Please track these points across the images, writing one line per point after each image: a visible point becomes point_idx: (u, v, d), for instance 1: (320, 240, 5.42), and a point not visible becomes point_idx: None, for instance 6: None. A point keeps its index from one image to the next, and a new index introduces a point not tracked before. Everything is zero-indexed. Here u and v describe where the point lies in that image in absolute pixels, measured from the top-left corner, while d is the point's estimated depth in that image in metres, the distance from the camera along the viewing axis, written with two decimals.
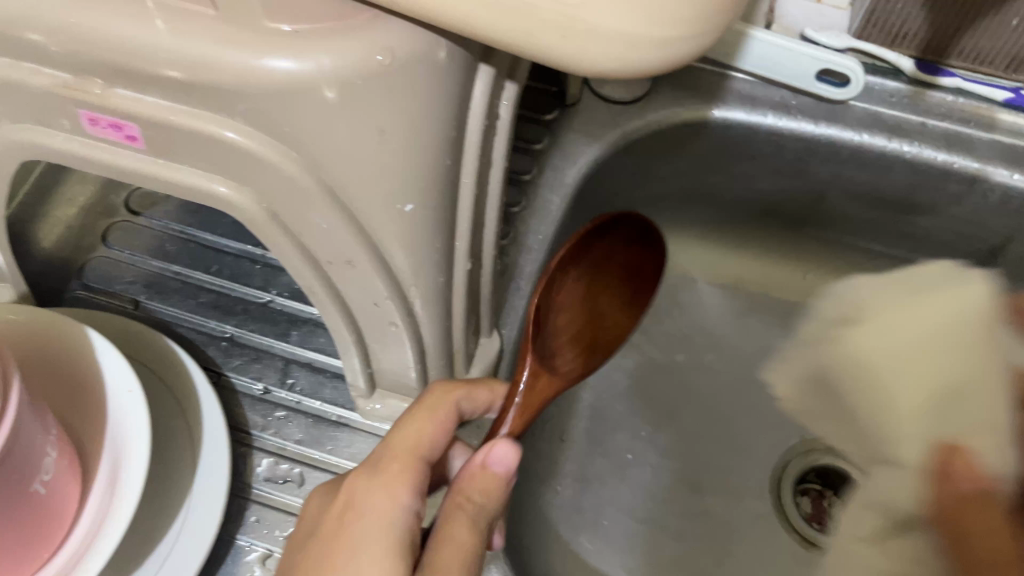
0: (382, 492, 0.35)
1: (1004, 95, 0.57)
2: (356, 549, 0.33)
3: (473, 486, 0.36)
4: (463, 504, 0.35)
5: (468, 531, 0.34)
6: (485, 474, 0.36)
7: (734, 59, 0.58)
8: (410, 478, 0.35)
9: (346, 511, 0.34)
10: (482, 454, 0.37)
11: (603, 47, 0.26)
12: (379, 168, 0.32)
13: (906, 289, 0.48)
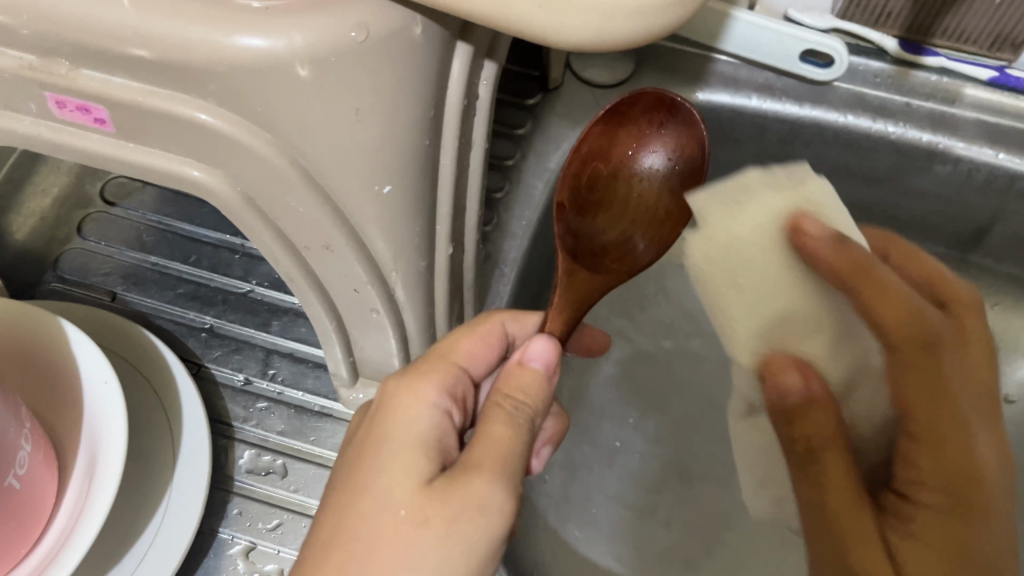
0: (421, 396, 0.35)
1: (988, 74, 0.56)
2: (386, 440, 0.33)
3: (513, 381, 0.35)
4: (500, 399, 0.34)
5: (505, 426, 0.33)
6: (524, 371, 0.35)
7: (718, 41, 0.58)
8: (444, 380, 0.36)
9: (381, 416, 0.34)
10: (520, 354, 0.36)
11: (582, 19, 0.25)
12: (355, 149, 0.31)
13: (730, 200, 0.39)
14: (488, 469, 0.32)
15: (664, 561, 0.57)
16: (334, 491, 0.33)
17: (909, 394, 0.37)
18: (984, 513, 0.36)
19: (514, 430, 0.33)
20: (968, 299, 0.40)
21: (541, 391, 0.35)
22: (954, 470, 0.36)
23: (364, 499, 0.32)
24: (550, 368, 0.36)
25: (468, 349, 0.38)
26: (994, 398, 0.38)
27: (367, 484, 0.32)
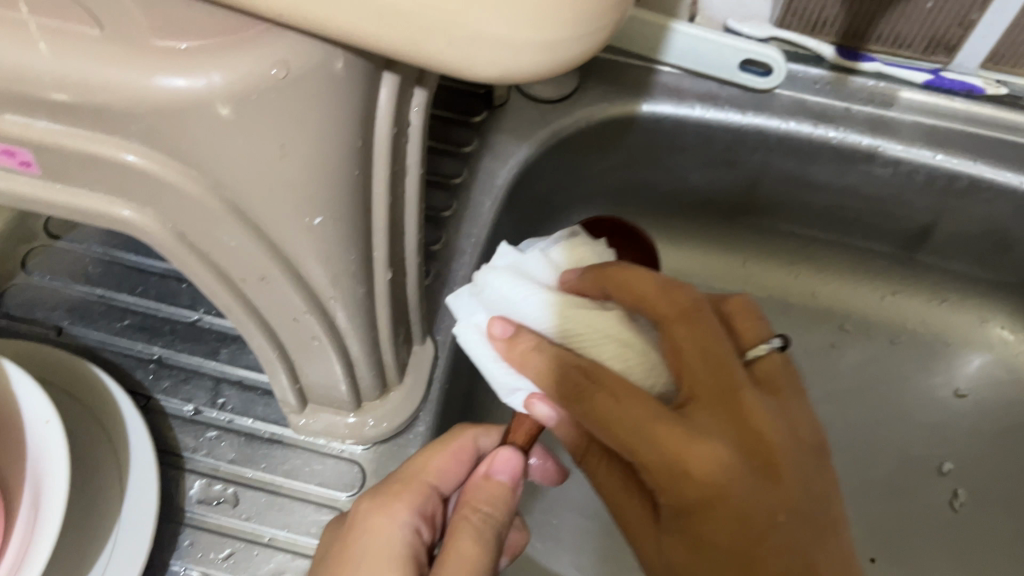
0: (394, 518, 0.38)
1: (924, 77, 0.58)
2: (358, 564, 0.37)
3: (482, 499, 0.39)
4: (469, 515, 0.38)
5: (473, 546, 0.37)
6: (491, 485, 0.39)
7: (659, 53, 0.59)
8: (411, 500, 0.39)
9: (356, 538, 0.37)
10: (488, 467, 0.40)
11: (491, 52, 0.26)
12: (284, 183, 0.32)
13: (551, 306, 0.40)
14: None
15: (625, 567, 0.58)
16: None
17: (619, 428, 0.34)
18: (717, 503, 0.33)
19: (482, 549, 0.37)
20: (681, 308, 0.36)
21: (506, 504, 0.39)
22: (684, 485, 0.33)
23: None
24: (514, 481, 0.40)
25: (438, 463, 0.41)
26: (723, 385, 0.34)
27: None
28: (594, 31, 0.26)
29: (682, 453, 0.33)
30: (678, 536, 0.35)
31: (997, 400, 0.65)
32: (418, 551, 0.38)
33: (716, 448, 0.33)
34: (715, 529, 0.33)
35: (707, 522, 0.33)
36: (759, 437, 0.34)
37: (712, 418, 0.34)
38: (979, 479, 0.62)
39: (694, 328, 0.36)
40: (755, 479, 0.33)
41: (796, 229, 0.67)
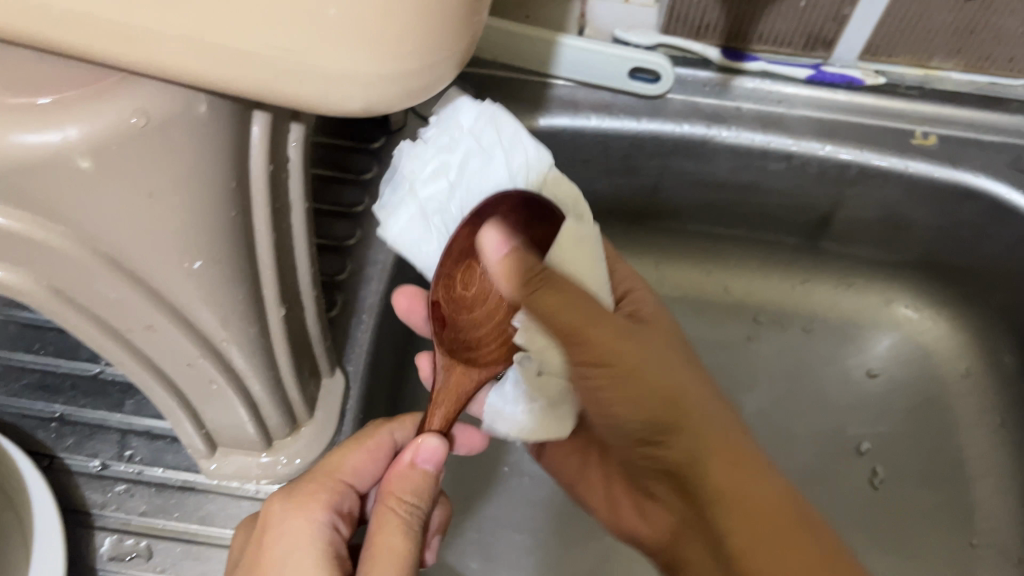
0: (311, 519, 0.39)
1: (806, 73, 0.60)
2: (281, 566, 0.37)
3: (406, 487, 0.40)
4: (393, 505, 0.39)
5: (399, 532, 0.38)
6: (415, 473, 0.40)
7: (551, 67, 0.60)
8: (325, 501, 0.40)
9: (277, 532, 0.38)
10: (411, 453, 0.41)
11: (342, 88, 0.26)
12: (159, 229, 0.32)
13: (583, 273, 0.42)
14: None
15: None
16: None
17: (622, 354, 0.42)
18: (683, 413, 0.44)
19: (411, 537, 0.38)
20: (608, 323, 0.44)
21: (427, 489, 0.41)
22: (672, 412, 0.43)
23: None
24: (435, 464, 0.41)
25: (360, 459, 0.42)
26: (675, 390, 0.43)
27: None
28: (440, 59, 0.27)
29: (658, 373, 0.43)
30: (666, 391, 0.43)
31: (908, 376, 0.67)
32: (335, 538, 0.39)
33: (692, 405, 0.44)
34: (727, 397, 0.47)
35: (711, 381, 0.47)
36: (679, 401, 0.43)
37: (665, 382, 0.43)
38: (896, 455, 0.64)
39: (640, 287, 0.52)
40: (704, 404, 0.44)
41: (703, 228, 0.69)
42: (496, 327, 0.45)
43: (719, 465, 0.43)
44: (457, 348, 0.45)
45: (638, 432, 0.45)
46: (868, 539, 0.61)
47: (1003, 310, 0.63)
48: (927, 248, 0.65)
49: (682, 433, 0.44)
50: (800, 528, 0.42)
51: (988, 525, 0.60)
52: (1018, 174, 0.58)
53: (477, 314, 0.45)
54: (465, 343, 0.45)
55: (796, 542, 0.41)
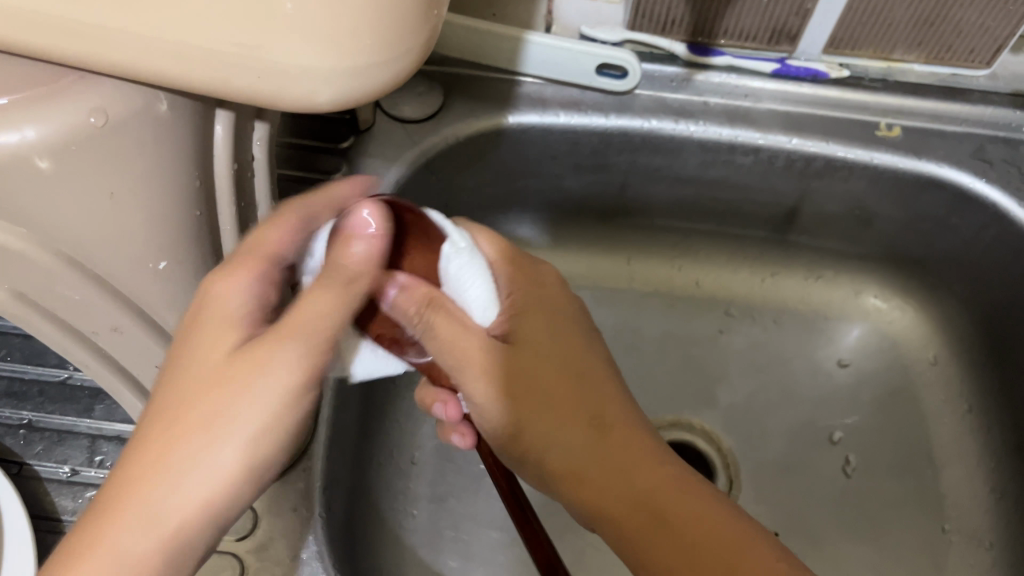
0: (235, 280, 0.35)
1: (771, 66, 0.61)
2: (197, 335, 0.34)
3: (340, 259, 0.34)
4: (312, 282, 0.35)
5: (318, 299, 0.34)
6: (343, 255, 0.34)
7: (518, 64, 0.60)
8: (256, 268, 0.35)
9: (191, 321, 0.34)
10: (349, 228, 0.35)
11: (302, 85, 0.26)
12: (122, 230, 0.31)
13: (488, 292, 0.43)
14: (296, 396, 0.34)
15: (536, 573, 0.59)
16: (138, 422, 0.33)
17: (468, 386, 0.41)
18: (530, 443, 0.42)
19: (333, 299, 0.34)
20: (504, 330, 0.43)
21: (368, 265, 0.35)
22: (517, 439, 0.42)
23: (167, 432, 0.32)
24: (378, 242, 0.35)
25: (275, 235, 0.36)
26: (517, 407, 0.41)
27: (175, 418, 0.32)
28: (402, 51, 0.27)
29: (489, 403, 0.42)
30: (506, 425, 0.42)
31: (877, 366, 0.68)
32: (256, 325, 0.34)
33: (532, 434, 0.41)
34: (586, 403, 0.41)
35: (578, 383, 0.42)
36: (519, 428, 0.42)
37: (505, 405, 0.41)
38: (868, 444, 0.65)
39: (529, 270, 0.46)
40: (549, 424, 0.41)
41: (673, 224, 0.69)
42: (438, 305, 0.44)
43: (571, 487, 0.41)
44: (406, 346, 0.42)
45: (516, 459, 0.44)
46: (841, 527, 0.61)
47: (968, 297, 0.64)
48: (893, 238, 0.66)
49: (534, 463, 0.42)
50: (646, 545, 0.38)
51: (957, 510, 0.61)
52: (980, 163, 0.59)
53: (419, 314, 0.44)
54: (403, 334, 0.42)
55: (644, 559, 0.38)
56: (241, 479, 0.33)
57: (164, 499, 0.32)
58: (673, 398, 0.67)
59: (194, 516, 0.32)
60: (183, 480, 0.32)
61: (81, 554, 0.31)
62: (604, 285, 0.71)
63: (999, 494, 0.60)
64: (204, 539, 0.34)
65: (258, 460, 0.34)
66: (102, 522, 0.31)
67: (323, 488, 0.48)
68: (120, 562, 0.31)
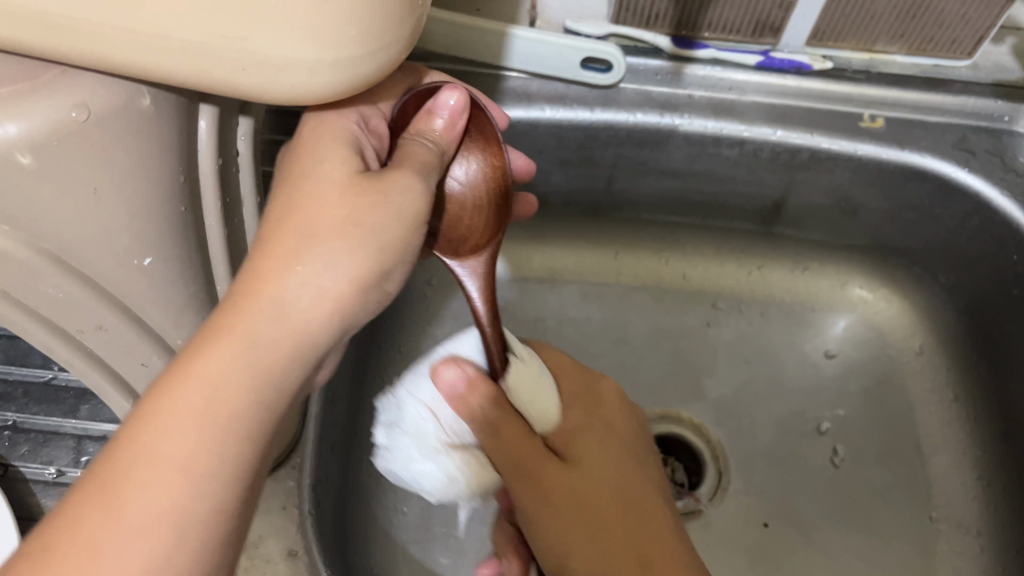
0: (345, 115, 0.41)
1: (755, 58, 0.61)
2: (313, 151, 0.39)
3: (426, 127, 0.44)
4: (413, 138, 0.43)
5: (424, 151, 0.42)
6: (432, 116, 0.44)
7: (503, 60, 0.60)
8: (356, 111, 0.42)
9: (310, 139, 0.40)
10: (433, 105, 0.44)
11: (286, 77, 0.26)
12: (107, 226, 0.32)
13: (540, 389, 0.46)
14: (410, 219, 0.39)
15: None
16: (260, 233, 0.37)
17: (524, 499, 0.44)
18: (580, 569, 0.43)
19: (428, 148, 0.42)
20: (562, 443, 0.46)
21: (447, 135, 0.44)
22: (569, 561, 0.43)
23: (298, 238, 0.36)
24: (455, 117, 0.44)
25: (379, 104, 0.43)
26: (570, 526, 0.43)
27: (303, 224, 0.36)
28: (386, 42, 0.27)
29: (543, 522, 0.44)
30: (554, 548, 0.44)
31: (864, 355, 0.68)
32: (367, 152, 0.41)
33: (581, 559, 0.43)
34: (632, 532, 0.43)
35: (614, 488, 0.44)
36: (567, 549, 0.43)
37: (557, 524, 0.44)
38: (856, 435, 0.65)
39: (586, 381, 0.49)
40: (596, 549, 0.42)
41: (660, 218, 0.69)
42: (483, 217, 0.47)
43: None
44: (457, 243, 0.48)
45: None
46: (832, 517, 0.61)
47: (952, 287, 0.65)
48: (879, 230, 0.66)
49: None
50: None
51: (946, 498, 0.62)
52: (962, 153, 0.60)
53: (474, 222, 0.47)
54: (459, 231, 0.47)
55: None
56: (356, 290, 0.37)
57: (297, 293, 0.35)
58: (662, 391, 0.67)
59: (318, 316, 0.36)
60: (314, 279, 0.36)
61: (216, 341, 0.34)
62: (591, 280, 0.71)
63: (985, 481, 0.61)
64: (317, 350, 0.37)
65: (371, 276, 0.38)
66: (238, 313, 0.34)
67: (312, 486, 0.47)
68: (250, 349, 0.34)
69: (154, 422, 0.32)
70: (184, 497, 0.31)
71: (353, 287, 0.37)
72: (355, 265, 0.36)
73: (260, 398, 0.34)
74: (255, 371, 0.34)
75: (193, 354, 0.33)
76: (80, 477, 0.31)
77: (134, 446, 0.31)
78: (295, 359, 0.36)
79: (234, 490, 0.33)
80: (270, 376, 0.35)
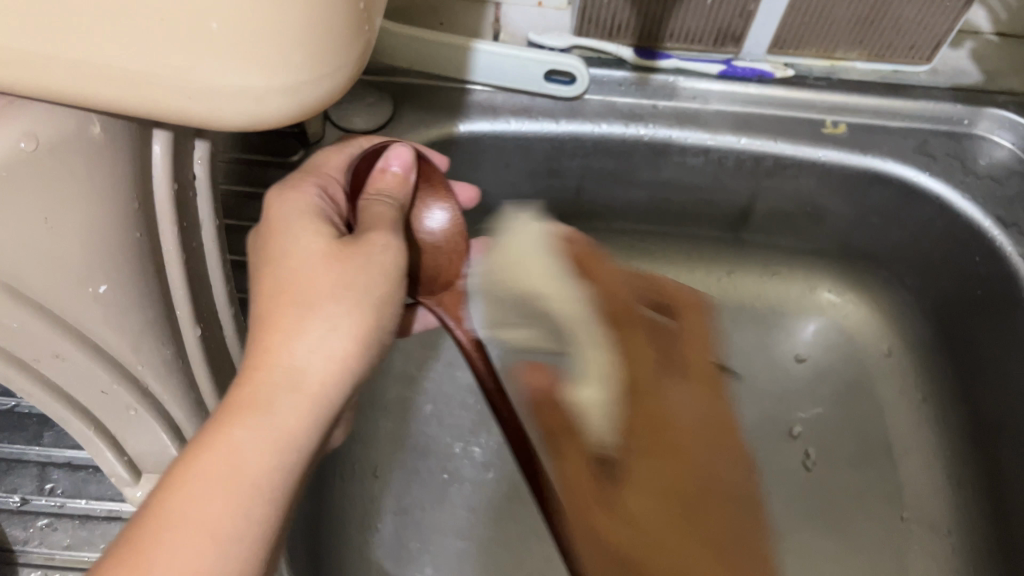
0: (302, 190, 0.41)
1: (719, 68, 0.61)
2: (284, 229, 0.39)
3: (383, 184, 0.43)
4: (375, 197, 0.42)
5: (383, 208, 0.42)
6: (385, 173, 0.44)
7: (467, 73, 0.60)
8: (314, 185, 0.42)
9: (275, 219, 0.40)
10: (383, 162, 0.44)
11: (233, 105, 0.26)
12: (61, 253, 0.32)
13: None
14: (393, 274, 0.39)
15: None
16: (257, 311, 0.37)
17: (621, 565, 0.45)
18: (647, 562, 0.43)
19: (389, 205, 0.42)
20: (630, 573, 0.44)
21: (404, 188, 0.44)
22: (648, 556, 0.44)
23: (300, 308, 0.36)
24: (407, 170, 0.44)
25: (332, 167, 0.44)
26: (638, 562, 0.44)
27: (299, 296, 0.36)
28: (334, 70, 0.27)
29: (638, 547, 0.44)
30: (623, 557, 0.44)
31: (834, 360, 0.69)
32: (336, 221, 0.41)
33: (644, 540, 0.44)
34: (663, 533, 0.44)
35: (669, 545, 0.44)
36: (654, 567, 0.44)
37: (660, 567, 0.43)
38: (827, 440, 0.65)
39: None
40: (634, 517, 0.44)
41: (630, 227, 0.70)
42: (451, 256, 0.48)
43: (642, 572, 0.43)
44: (430, 285, 0.49)
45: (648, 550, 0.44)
46: (808, 520, 0.62)
47: (918, 291, 0.66)
48: (845, 234, 0.67)
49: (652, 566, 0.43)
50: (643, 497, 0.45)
51: (916, 499, 0.62)
52: (923, 158, 0.60)
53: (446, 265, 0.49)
54: (431, 271, 0.48)
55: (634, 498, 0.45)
56: (360, 351, 0.37)
57: (305, 360, 0.35)
58: None
59: (331, 380, 0.36)
60: (321, 344, 0.36)
61: (236, 413, 0.34)
62: None
63: (954, 482, 0.62)
64: (332, 412, 0.36)
65: (373, 333, 0.38)
66: (252, 384, 0.34)
67: None
68: (270, 415, 0.34)
69: (182, 484, 0.32)
70: (213, 561, 0.31)
71: (359, 346, 0.37)
72: (353, 327, 0.37)
73: (285, 463, 0.34)
74: (278, 437, 0.34)
75: (214, 427, 0.33)
76: (113, 544, 0.31)
77: (162, 517, 0.31)
78: (316, 425, 0.35)
79: (260, 551, 0.33)
80: (297, 441, 0.34)
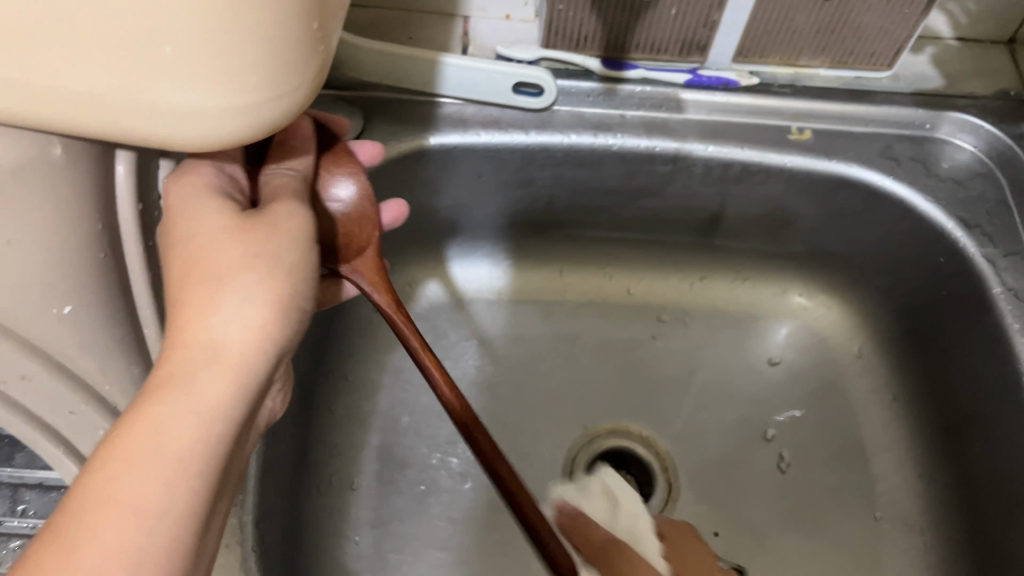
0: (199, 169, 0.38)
1: (684, 77, 0.62)
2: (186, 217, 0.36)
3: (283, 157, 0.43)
4: (276, 170, 0.42)
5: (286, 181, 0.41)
6: (285, 146, 0.43)
7: (435, 87, 0.60)
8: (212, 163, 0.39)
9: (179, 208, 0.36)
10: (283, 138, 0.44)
11: (189, 125, 0.27)
12: (23, 274, 0.32)
13: None
14: (304, 237, 0.38)
15: None
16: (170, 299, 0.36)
17: None
18: None
19: (293, 177, 0.42)
20: None
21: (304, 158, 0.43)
22: None
23: (211, 282, 0.35)
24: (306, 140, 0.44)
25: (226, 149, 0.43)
26: None
27: (208, 269, 0.36)
28: (289, 89, 0.27)
29: None
30: None
31: (807, 362, 0.70)
32: (236, 194, 0.39)
33: None
34: None
35: None
36: None
37: None
38: (802, 442, 0.66)
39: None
40: None
41: (602, 235, 0.70)
42: (361, 223, 0.46)
43: None
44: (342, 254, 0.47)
45: None
46: (783, 521, 0.62)
47: (888, 291, 0.67)
48: (814, 238, 0.67)
49: None
50: None
51: (889, 498, 0.63)
52: (887, 162, 0.61)
53: (357, 233, 0.46)
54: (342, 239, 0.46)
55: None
56: (279, 318, 0.37)
57: (223, 331, 0.35)
58: (611, 408, 0.68)
59: (251, 346, 0.36)
60: (236, 313, 0.35)
61: (157, 390, 0.34)
62: (538, 299, 0.72)
63: (926, 480, 0.62)
64: (258, 380, 0.36)
65: (293, 298, 0.37)
66: (169, 359, 0.34)
67: (254, 523, 0.47)
68: (190, 390, 0.34)
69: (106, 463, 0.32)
70: (144, 538, 0.31)
71: (277, 310, 0.36)
72: (269, 291, 0.36)
73: (211, 435, 0.34)
74: (201, 411, 0.34)
75: (135, 408, 0.33)
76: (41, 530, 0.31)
77: (88, 498, 0.31)
78: (239, 394, 0.35)
79: (195, 523, 0.33)
80: (221, 412, 0.34)
